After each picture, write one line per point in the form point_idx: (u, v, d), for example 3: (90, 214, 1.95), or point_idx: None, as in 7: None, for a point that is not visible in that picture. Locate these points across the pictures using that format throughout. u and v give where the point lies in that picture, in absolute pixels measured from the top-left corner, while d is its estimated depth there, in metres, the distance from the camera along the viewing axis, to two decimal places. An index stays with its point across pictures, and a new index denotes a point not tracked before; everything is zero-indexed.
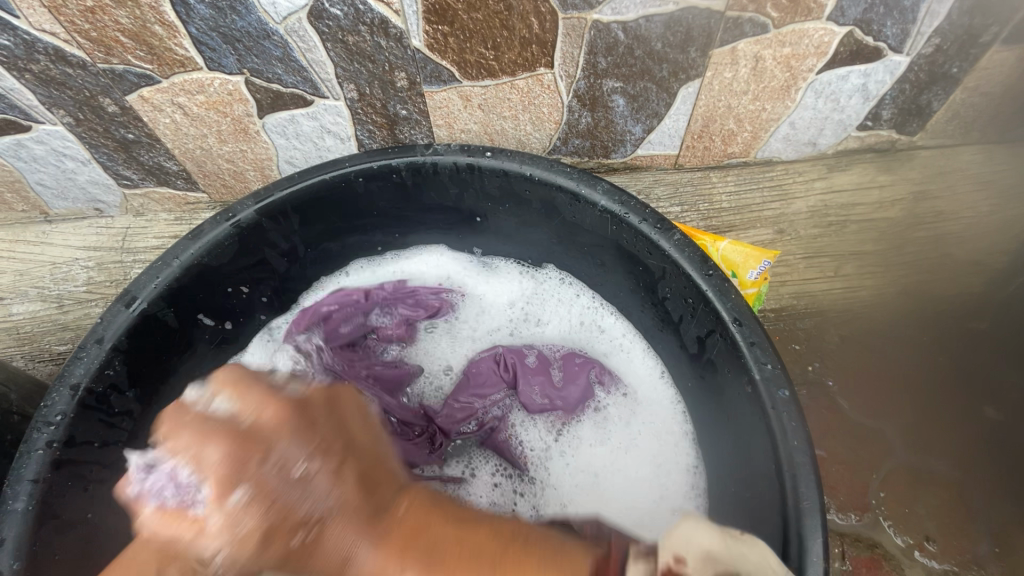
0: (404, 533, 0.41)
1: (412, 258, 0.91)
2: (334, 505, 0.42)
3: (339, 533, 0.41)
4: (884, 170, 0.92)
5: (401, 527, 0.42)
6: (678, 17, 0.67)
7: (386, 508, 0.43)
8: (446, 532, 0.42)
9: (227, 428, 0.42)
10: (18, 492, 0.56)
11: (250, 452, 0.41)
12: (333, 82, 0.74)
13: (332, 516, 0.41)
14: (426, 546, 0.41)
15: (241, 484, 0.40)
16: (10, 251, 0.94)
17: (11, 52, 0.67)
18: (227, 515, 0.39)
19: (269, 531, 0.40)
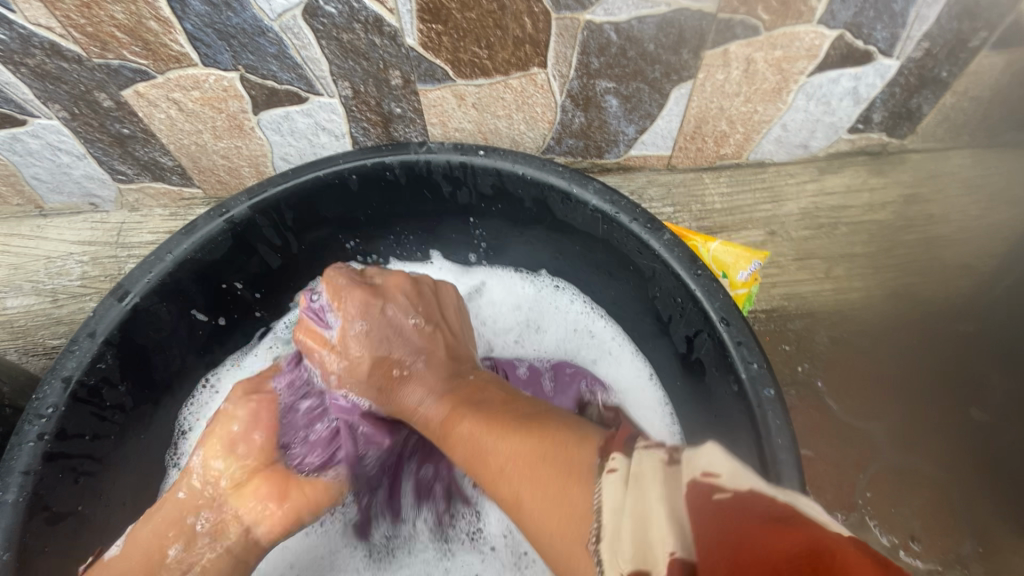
0: (463, 393, 0.65)
1: (409, 267, 0.92)
2: (427, 359, 0.69)
3: (430, 388, 0.67)
4: (876, 173, 0.94)
5: (465, 399, 0.63)
6: (671, 19, 0.68)
7: (459, 382, 0.67)
8: (489, 409, 0.60)
9: (366, 288, 0.70)
10: (9, 483, 0.56)
11: (371, 314, 0.69)
12: (328, 79, 0.75)
13: (426, 375, 0.68)
14: (473, 411, 0.61)
15: (364, 322, 0.69)
16: (5, 244, 0.94)
17: (7, 46, 0.67)
18: (356, 350, 0.68)
19: (381, 367, 0.68)
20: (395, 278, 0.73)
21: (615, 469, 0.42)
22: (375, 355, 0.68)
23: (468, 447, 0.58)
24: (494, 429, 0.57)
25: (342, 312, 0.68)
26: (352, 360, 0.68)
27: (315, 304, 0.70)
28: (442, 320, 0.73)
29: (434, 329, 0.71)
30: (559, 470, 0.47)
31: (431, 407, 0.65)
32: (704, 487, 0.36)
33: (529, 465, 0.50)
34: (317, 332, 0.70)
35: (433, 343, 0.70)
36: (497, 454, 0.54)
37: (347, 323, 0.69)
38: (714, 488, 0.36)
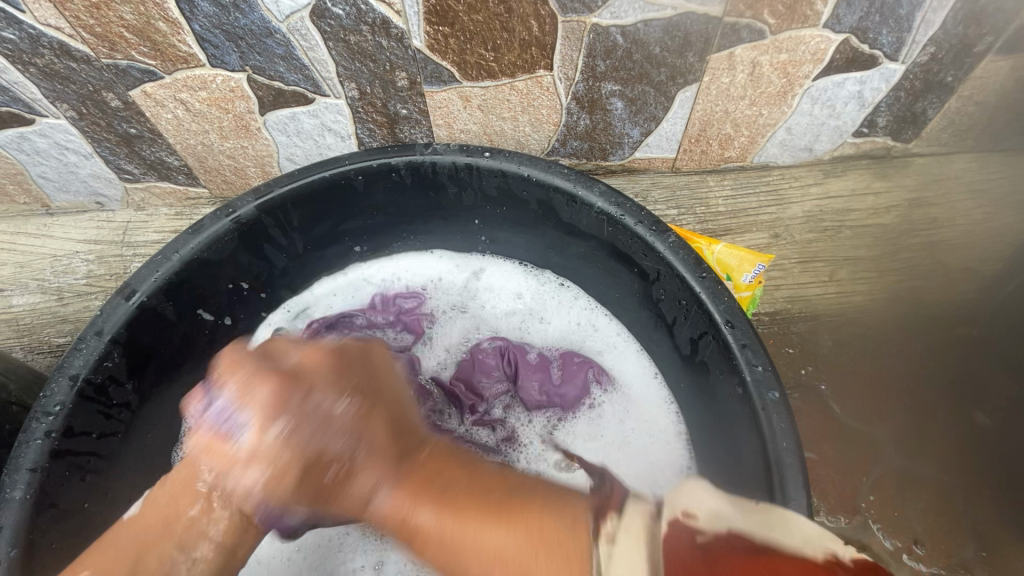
0: (421, 476, 0.53)
1: (411, 257, 0.91)
2: (369, 443, 0.54)
3: (378, 479, 0.53)
4: (880, 177, 0.94)
5: (417, 477, 0.53)
6: (677, 22, 0.68)
7: (410, 455, 0.55)
8: (456, 483, 0.51)
9: (278, 374, 0.54)
10: (17, 480, 0.56)
11: (285, 402, 0.52)
12: (335, 80, 0.75)
13: (369, 462, 0.54)
14: (438, 498, 0.50)
15: (280, 419, 0.51)
16: (11, 243, 0.94)
17: (17, 46, 0.68)
18: (264, 452, 0.51)
19: (344, 428, 0.54)
20: (307, 351, 0.57)
21: (608, 535, 0.42)
22: (298, 451, 0.51)
23: (438, 545, 0.48)
24: (467, 521, 0.47)
25: (254, 417, 0.51)
26: (256, 468, 0.51)
27: (213, 406, 0.53)
28: (387, 387, 0.60)
29: (367, 401, 0.57)
30: (551, 551, 0.43)
31: (383, 500, 0.52)
32: (683, 527, 0.38)
33: (514, 547, 0.44)
34: (219, 445, 0.52)
35: (371, 417, 0.56)
36: (469, 557, 0.46)
37: (252, 435, 0.51)
38: (697, 530, 0.37)
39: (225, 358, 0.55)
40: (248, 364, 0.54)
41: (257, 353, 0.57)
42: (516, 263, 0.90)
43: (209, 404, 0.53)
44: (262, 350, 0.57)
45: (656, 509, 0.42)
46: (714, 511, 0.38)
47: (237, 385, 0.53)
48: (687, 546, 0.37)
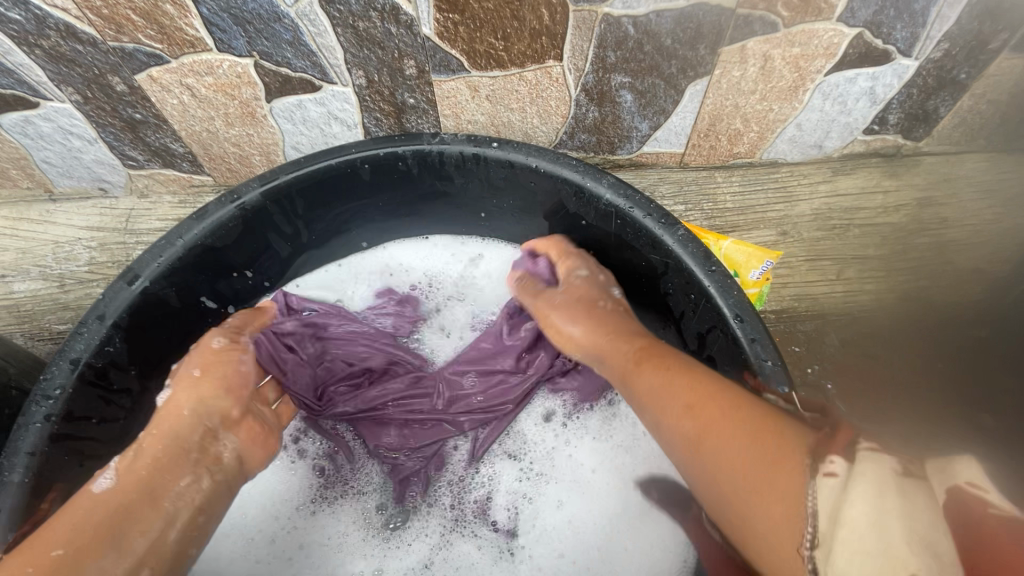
0: (663, 366, 0.59)
1: (406, 245, 0.90)
2: (623, 337, 0.65)
3: (575, 325, 0.70)
4: (890, 175, 0.93)
5: (628, 343, 0.64)
6: (689, 13, 0.67)
7: (626, 332, 0.66)
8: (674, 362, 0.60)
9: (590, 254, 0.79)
10: (15, 464, 0.56)
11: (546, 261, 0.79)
12: (342, 68, 0.74)
13: (574, 317, 0.70)
14: (676, 367, 0.58)
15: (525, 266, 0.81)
16: (13, 228, 0.93)
17: (22, 27, 0.67)
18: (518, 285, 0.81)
19: (582, 302, 0.72)
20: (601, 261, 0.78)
21: (834, 474, 0.41)
22: (580, 299, 0.72)
23: (672, 385, 0.56)
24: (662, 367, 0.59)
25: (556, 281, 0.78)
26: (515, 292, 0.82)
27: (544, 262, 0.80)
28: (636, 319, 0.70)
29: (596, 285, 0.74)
30: (768, 439, 0.47)
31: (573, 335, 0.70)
32: (975, 502, 0.36)
33: (730, 422, 0.50)
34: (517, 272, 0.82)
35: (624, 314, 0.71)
36: (686, 398, 0.54)
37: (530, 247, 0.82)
38: (982, 501, 0.36)
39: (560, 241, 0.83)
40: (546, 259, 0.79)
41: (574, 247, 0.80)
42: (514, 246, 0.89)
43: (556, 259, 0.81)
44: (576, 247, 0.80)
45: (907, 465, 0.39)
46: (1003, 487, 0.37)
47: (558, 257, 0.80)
48: (981, 520, 0.36)
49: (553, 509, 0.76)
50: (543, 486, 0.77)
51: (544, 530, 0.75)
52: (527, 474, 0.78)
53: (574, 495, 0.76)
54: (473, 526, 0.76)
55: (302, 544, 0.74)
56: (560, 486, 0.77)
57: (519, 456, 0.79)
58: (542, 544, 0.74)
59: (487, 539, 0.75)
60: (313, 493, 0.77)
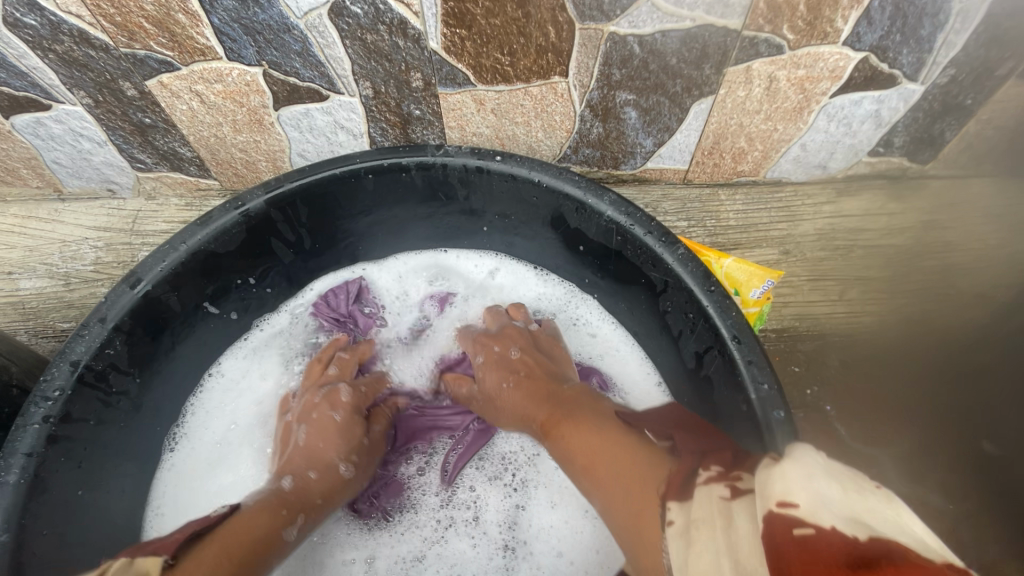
0: (569, 421, 0.61)
1: (422, 255, 0.91)
2: (533, 397, 0.68)
3: (489, 384, 0.75)
4: (894, 198, 0.93)
5: (536, 399, 0.68)
6: (695, 34, 0.68)
7: (535, 387, 0.70)
8: (576, 415, 0.62)
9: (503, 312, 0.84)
10: (12, 464, 0.56)
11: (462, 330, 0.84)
12: (349, 78, 0.75)
13: (486, 376, 0.75)
14: (569, 421, 0.61)
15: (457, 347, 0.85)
16: (22, 226, 0.95)
17: (37, 32, 0.68)
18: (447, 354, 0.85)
19: (495, 376, 0.74)
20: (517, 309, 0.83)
21: (673, 522, 0.41)
22: (490, 382, 0.75)
23: (571, 441, 0.59)
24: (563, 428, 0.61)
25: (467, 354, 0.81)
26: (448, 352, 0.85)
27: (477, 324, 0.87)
28: (550, 367, 0.73)
29: (504, 339, 0.78)
30: (637, 490, 0.48)
31: (490, 388, 0.75)
32: (784, 524, 0.32)
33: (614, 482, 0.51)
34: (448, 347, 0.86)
35: (532, 372, 0.72)
36: (584, 459, 0.56)
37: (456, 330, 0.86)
38: (794, 521, 0.32)
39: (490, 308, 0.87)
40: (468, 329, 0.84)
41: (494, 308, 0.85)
42: (528, 266, 0.89)
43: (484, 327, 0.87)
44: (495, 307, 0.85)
45: (735, 488, 0.39)
46: (819, 498, 0.33)
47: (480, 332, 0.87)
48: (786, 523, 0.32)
49: (546, 509, 0.75)
50: (533, 492, 0.76)
51: (540, 530, 0.74)
52: (513, 486, 0.77)
53: (567, 498, 0.76)
54: (462, 528, 0.74)
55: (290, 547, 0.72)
56: (551, 488, 0.76)
57: (504, 470, 0.78)
58: (539, 543, 0.74)
59: (477, 541, 0.74)
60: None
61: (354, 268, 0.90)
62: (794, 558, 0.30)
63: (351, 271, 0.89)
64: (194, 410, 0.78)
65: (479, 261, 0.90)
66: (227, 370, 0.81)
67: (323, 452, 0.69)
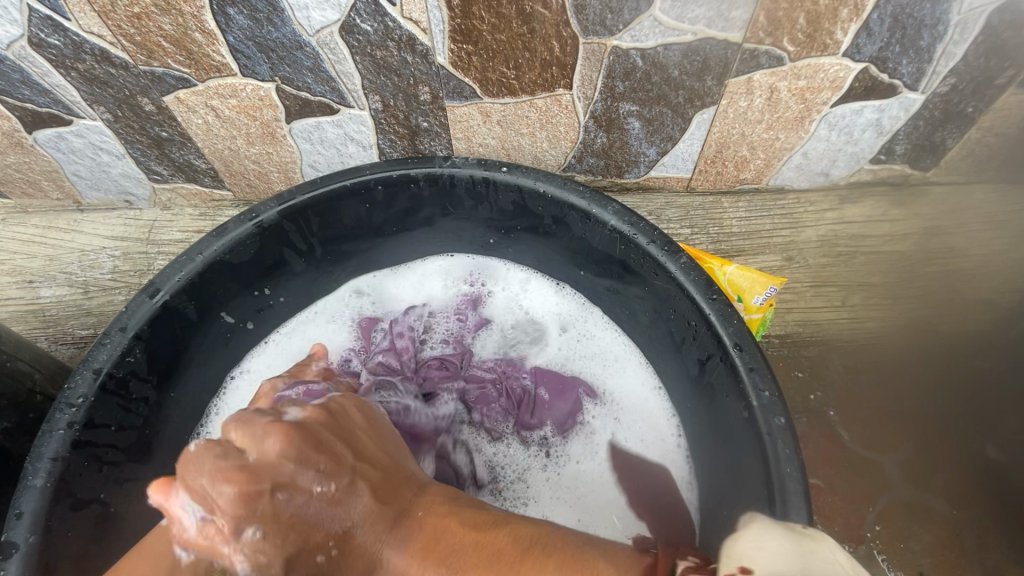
0: (428, 531, 0.48)
1: (438, 261, 0.92)
2: (360, 512, 0.48)
3: (374, 550, 0.47)
4: (896, 205, 0.94)
5: (416, 535, 0.48)
6: (696, 47, 0.69)
7: (400, 512, 0.50)
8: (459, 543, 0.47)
9: (238, 468, 0.45)
10: (38, 468, 0.59)
11: (254, 497, 0.45)
12: (359, 92, 0.77)
13: (355, 548, 0.47)
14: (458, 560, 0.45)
15: (256, 522, 0.45)
16: (43, 236, 0.98)
17: (60, 52, 0.71)
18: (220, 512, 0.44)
19: (308, 497, 0.47)
20: (273, 425, 0.47)
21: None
22: (303, 536, 0.46)
23: None
24: None
25: (231, 560, 0.46)
26: (240, 541, 0.45)
27: (185, 518, 0.45)
28: (357, 441, 0.52)
29: (343, 474, 0.49)
30: None
31: (391, 575, 0.47)
32: None
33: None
34: (220, 501, 0.44)
35: (364, 473, 0.50)
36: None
37: (178, 497, 0.45)
38: None
39: (206, 447, 0.46)
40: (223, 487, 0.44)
41: (211, 450, 0.45)
42: (547, 282, 0.90)
43: (198, 509, 0.45)
44: (206, 447, 0.46)
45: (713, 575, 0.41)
46: (768, 558, 0.38)
47: (182, 491, 0.45)
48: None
49: None
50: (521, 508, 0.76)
51: None
52: None
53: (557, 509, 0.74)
54: None
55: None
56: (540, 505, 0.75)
57: None
58: None
59: None
60: None
61: (374, 274, 0.91)
62: None
63: (371, 275, 0.91)
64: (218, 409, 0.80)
65: (503, 269, 0.92)
66: (253, 368, 0.83)
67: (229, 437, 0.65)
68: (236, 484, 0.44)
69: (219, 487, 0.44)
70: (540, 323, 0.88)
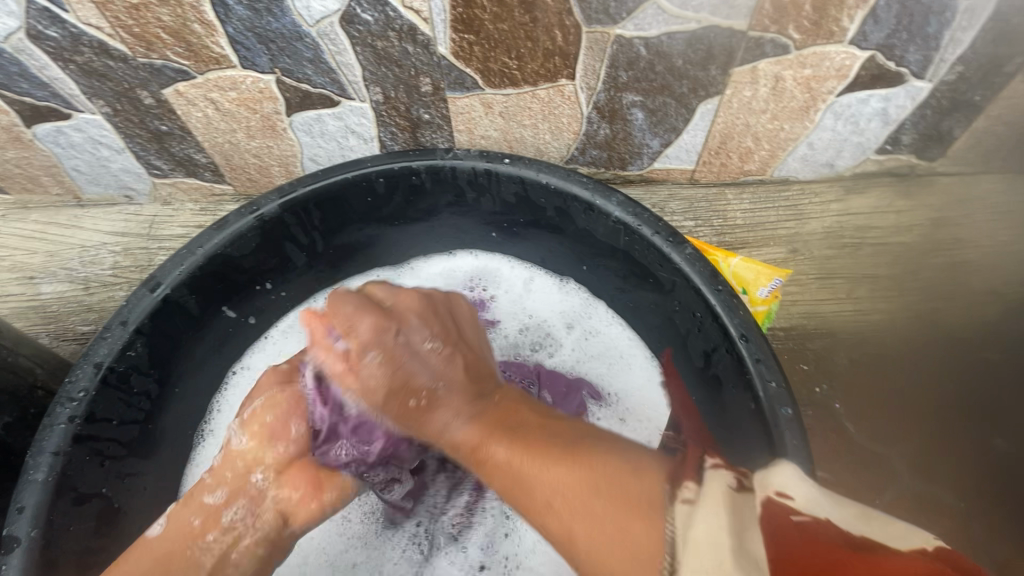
0: (498, 414, 0.57)
1: (441, 257, 0.91)
2: (449, 382, 0.59)
3: (448, 406, 0.58)
4: (902, 196, 0.93)
5: (491, 410, 0.58)
6: (701, 35, 0.68)
7: (482, 395, 0.60)
8: (525, 423, 0.56)
9: (376, 310, 0.60)
10: (40, 462, 0.58)
11: (385, 337, 0.59)
12: (360, 84, 0.76)
13: (441, 399, 0.58)
14: (517, 437, 0.53)
15: (378, 350, 0.59)
16: (43, 232, 0.97)
17: (59, 44, 0.70)
18: (360, 348, 0.59)
19: (408, 384, 0.59)
20: (407, 293, 0.63)
21: (687, 499, 0.41)
22: (394, 386, 0.59)
23: (507, 473, 0.51)
24: (535, 456, 0.50)
25: (350, 383, 0.60)
26: (367, 369, 0.59)
27: (334, 340, 0.61)
28: (458, 326, 0.65)
29: (450, 344, 0.62)
30: (625, 506, 0.43)
31: (459, 431, 0.57)
32: (783, 512, 0.37)
33: (590, 496, 0.45)
34: (360, 327, 0.59)
35: (450, 364, 0.60)
36: (548, 473, 0.48)
37: (322, 329, 0.61)
38: (791, 511, 0.37)
39: (353, 293, 0.62)
40: (362, 326, 0.59)
41: (350, 299, 0.61)
42: (553, 277, 0.89)
43: (340, 337, 0.60)
44: (352, 297, 0.62)
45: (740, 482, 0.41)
46: (811, 499, 0.38)
47: (322, 326, 0.61)
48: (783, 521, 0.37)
49: None
50: None
51: (535, 544, 0.76)
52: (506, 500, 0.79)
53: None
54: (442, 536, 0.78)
55: (314, 540, 0.78)
56: None
57: None
58: (534, 557, 0.76)
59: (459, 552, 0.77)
60: None
61: (376, 271, 0.91)
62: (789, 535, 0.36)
63: (373, 272, 0.90)
64: (219, 406, 0.79)
65: (506, 267, 0.91)
66: (254, 365, 0.82)
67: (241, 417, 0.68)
68: (369, 334, 0.59)
69: (359, 326, 0.59)
70: (544, 321, 0.88)
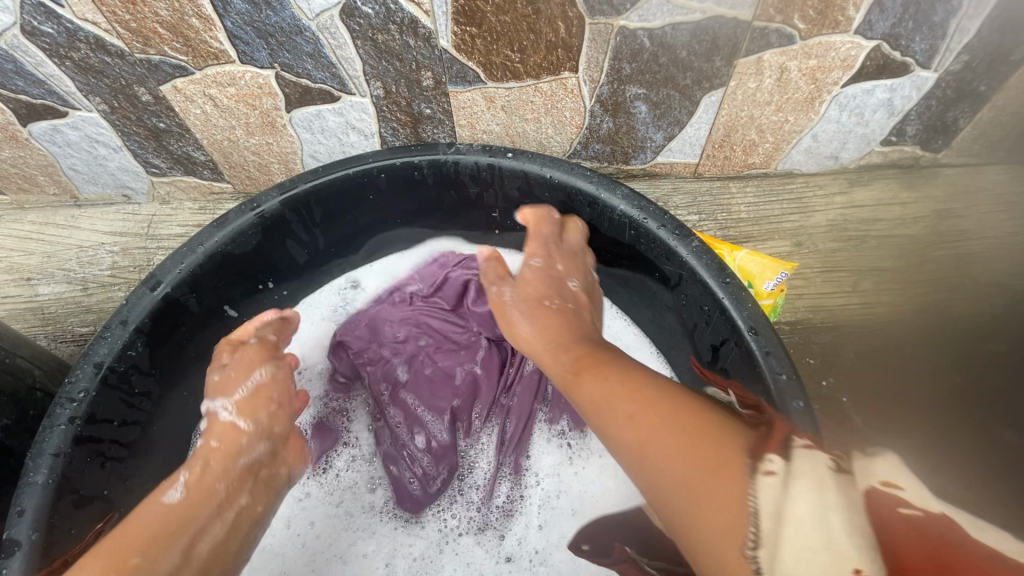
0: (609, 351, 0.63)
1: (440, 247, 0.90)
2: (578, 315, 0.71)
3: (560, 322, 0.69)
4: (906, 187, 0.93)
5: (601, 345, 0.65)
6: (706, 26, 0.67)
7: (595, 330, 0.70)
8: (628, 368, 0.59)
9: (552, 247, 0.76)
10: (40, 464, 0.57)
11: (551, 256, 0.75)
12: (360, 79, 0.76)
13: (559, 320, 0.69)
14: (620, 376, 0.58)
15: (540, 263, 0.75)
16: (41, 233, 0.96)
17: (54, 40, 0.69)
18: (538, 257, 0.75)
19: (541, 302, 0.71)
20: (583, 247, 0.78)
21: (773, 472, 0.43)
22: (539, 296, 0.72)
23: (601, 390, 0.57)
24: (642, 389, 0.55)
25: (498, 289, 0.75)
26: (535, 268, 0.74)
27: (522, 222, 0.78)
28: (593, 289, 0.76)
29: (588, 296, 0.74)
30: (703, 445, 0.48)
31: (574, 348, 0.65)
32: (891, 504, 0.38)
33: (675, 416, 0.52)
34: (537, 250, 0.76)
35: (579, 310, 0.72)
36: (650, 392, 0.55)
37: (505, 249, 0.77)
38: (901, 503, 0.38)
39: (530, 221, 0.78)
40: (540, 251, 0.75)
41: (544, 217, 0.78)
42: None
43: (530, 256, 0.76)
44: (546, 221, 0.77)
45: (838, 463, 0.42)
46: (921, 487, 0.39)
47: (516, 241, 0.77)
48: (892, 520, 0.38)
49: (569, 517, 0.76)
50: (556, 500, 0.77)
51: (562, 536, 0.75)
52: (531, 490, 0.78)
53: (588, 504, 0.76)
54: (469, 530, 0.77)
55: (320, 538, 0.76)
56: (571, 496, 0.77)
57: (524, 471, 0.79)
58: (559, 550, 0.74)
59: (483, 544, 0.75)
60: (317, 485, 0.79)
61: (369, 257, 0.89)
62: (895, 533, 0.37)
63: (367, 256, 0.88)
64: None
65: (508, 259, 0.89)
66: None
67: (209, 386, 0.71)
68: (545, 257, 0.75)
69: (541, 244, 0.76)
70: None
